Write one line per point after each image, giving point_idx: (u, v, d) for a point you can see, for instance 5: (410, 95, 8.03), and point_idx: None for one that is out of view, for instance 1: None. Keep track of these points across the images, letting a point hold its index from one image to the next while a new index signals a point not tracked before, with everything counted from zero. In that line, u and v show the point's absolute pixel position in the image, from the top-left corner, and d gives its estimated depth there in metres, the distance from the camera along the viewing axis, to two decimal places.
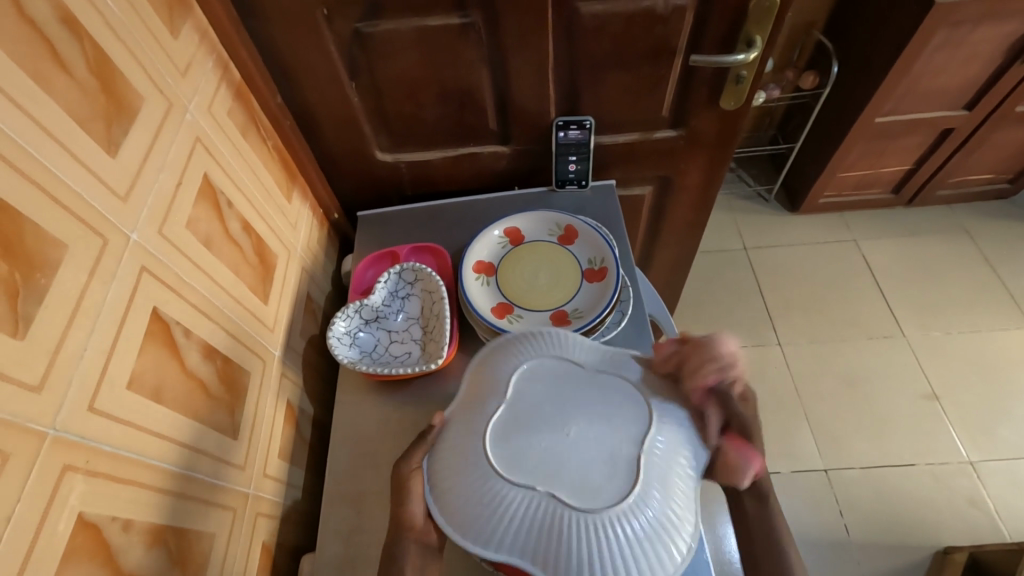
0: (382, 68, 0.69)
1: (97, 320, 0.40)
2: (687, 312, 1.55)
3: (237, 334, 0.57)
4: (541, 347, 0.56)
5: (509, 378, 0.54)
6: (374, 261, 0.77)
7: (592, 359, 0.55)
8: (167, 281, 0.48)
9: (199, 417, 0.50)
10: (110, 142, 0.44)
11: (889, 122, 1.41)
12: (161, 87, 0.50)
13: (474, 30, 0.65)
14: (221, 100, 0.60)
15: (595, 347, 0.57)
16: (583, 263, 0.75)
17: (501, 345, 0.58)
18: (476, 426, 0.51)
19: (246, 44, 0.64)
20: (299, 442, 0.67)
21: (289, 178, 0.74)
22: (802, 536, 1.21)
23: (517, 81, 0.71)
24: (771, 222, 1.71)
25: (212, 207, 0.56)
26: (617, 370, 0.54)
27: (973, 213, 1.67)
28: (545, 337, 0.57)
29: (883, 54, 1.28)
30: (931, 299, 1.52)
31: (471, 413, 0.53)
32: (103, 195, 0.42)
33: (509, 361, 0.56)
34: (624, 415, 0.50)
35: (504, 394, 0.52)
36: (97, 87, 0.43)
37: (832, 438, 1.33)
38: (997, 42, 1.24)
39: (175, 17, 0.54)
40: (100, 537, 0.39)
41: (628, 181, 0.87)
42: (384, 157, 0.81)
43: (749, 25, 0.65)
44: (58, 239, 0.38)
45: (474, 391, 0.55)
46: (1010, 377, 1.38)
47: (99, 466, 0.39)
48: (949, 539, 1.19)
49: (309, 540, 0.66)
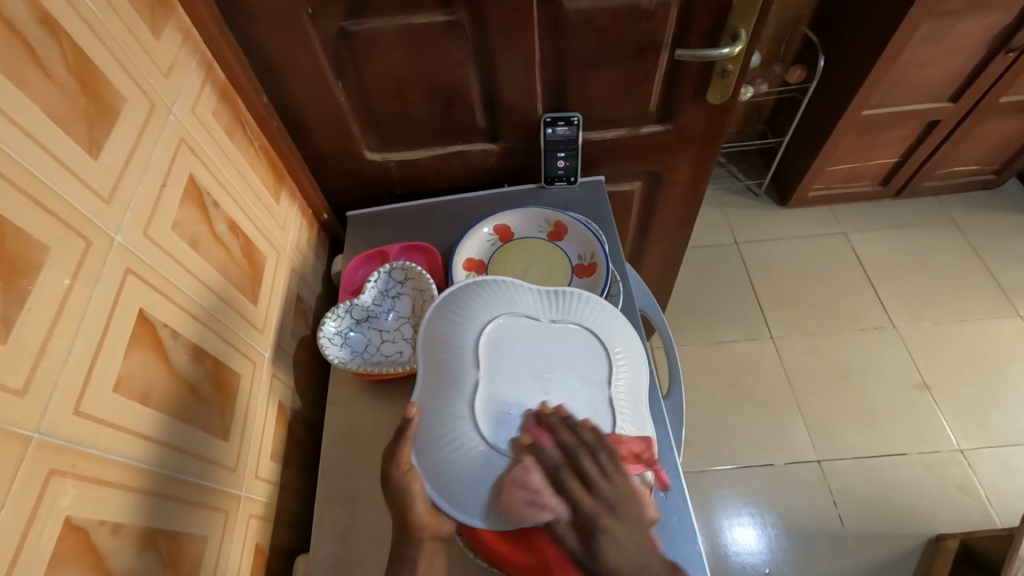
0: (368, 67, 0.69)
1: (81, 323, 0.40)
2: (679, 307, 1.56)
3: (226, 335, 0.57)
4: (493, 301, 0.58)
5: (475, 348, 0.56)
6: (364, 261, 0.77)
7: (544, 308, 0.59)
8: (153, 283, 0.48)
9: (188, 419, 0.50)
10: (92, 143, 0.44)
11: (876, 115, 1.42)
12: (143, 88, 0.50)
13: (460, 28, 0.65)
14: (206, 101, 0.59)
15: (539, 295, 0.60)
16: (572, 259, 0.75)
17: (446, 308, 0.58)
18: (461, 411, 0.52)
19: (231, 44, 0.63)
20: (292, 444, 0.67)
21: (276, 178, 0.73)
22: (796, 527, 1.22)
23: (504, 78, 0.71)
24: (762, 216, 1.72)
25: (198, 208, 0.56)
26: (567, 315, 0.59)
27: (960, 203, 1.69)
28: (492, 291, 0.59)
29: (869, 47, 1.29)
30: (920, 290, 1.54)
31: (451, 394, 0.53)
32: (86, 197, 0.42)
33: (468, 329, 0.57)
34: (585, 359, 0.56)
35: (477, 365, 0.54)
36: (77, 88, 0.43)
37: (825, 428, 1.34)
38: (980, 34, 1.26)
39: (157, 17, 0.53)
40: (88, 541, 0.38)
41: (617, 177, 0.87)
42: (373, 156, 0.81)
43: (734, 19, 0.66)
44: (40, 242, 0.38)
45: (443, 371, 0.54)
46: (998, 365, 1.40)
47: (86, 470, 0.39)
48: (940, 526, 1.20)
49: (303, 541, 0.65)
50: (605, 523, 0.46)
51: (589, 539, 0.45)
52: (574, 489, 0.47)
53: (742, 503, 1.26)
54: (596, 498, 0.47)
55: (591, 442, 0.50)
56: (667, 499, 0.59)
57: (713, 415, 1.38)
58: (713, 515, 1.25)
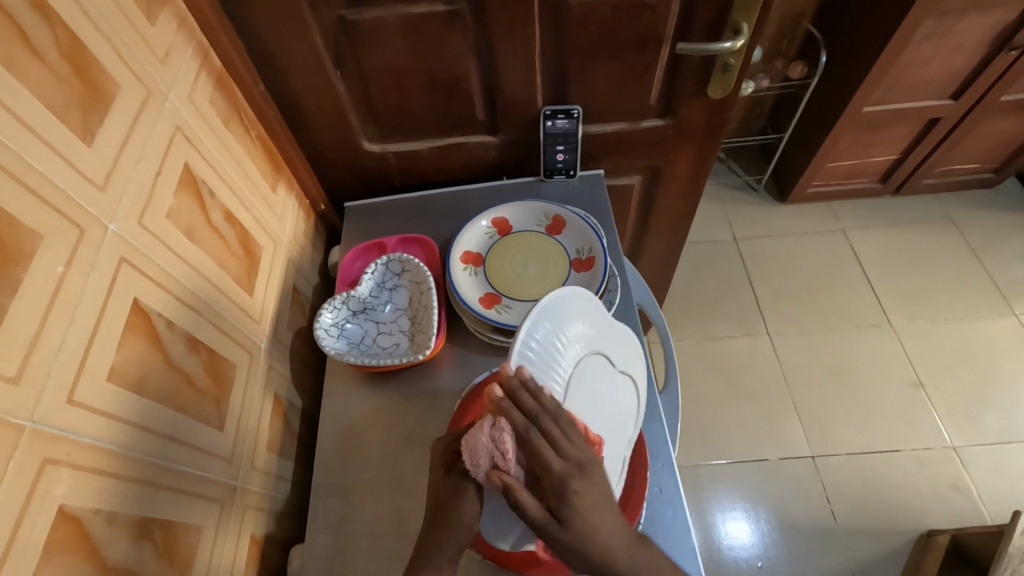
0: (366, 55, 0.68)
1: (75, 312, 0.40)
2: (676, 302, 1.56)
3: (223, 327, 0.57)
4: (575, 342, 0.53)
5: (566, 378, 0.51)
6: (361, 252, 0.77)
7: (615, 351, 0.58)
8: (148, 272, 0.47)
9: (183, 410, 0.50)
10: (87, 130, 0.43)
11: (877, 112, 1.42)
12: (138, 75, 0.49)
13: (460, 18, 0.64)
14: (202, 89, 0.59)
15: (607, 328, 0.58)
16: (571, 253, 0.75)
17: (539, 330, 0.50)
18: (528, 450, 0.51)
19: (227, 32, 0.62)
20: (289, 435, 0.67)
21: (274, 168, 0.73)
22: (789, 522, 1.23)
23: (504, 70, 0.70)
24: (761, 212, 1.71)
25: (194, 198, 0.55)
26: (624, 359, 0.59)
27: (958, 202, 1.69)
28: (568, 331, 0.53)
29: (871, 43, 1.28)
30: (918, 288, 1.54)
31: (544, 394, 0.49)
32: (81, 185, 0.41)
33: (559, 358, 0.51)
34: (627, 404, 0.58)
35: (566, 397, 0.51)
36: (71, 74, 0.43)
37: (820, 425, 1.35)
38: (983, 32, 1.25)
39: (153, 3, 0.53)
40: (82, 529, 0.38)
41: (617, 171, 0.87)
42: (371, 147, 0.80)
43: (736, 13, 0.65)
44: (34, 230, 0.38)
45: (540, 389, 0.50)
46: (991, 363, 1.41)
47: (79, 459, 0.39)
48: (931, 523, 1.21)
49: (299, 532, 0.66)
50: (576, 485, 0.43)
51: (554, 510, 0.43)
52: (544, 450, 0.43)
53: (736, 497, 1.27)
54: (565, 460, 0.43)
55: (554, 406, 0.45)
56: (662, 494, 0.59)
57: (708, 409, 1.39)
58: (707, 509, 1.26)
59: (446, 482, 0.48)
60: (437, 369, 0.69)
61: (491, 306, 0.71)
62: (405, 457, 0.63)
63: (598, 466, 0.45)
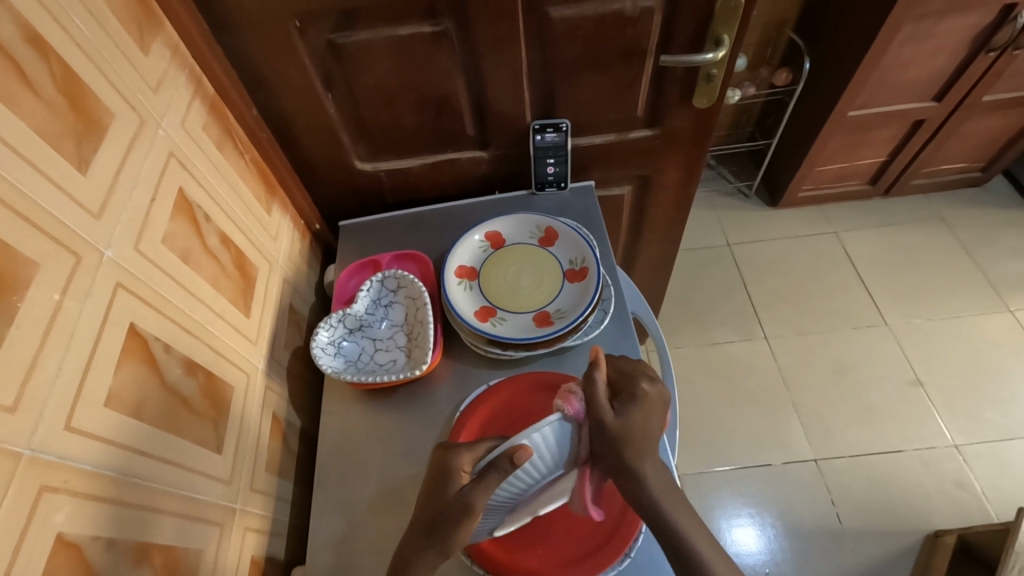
0: (358, 77, 0.69)
1: (71, 339, 0.40)
2: (672, 310, 1.56)
3: (219, 348, 0.57)
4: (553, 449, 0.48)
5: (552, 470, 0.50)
6: (357, 270, 0.78)
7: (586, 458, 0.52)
8: (144, 296, 0.48)
9: (183, 434, 0.50)
10: (81, 159, 0.44)
11: (863, 115, 1.44)
12: (132, 103, 0.50)
13: (447, 37, 0.66)
14: (195, 114, 0.60)
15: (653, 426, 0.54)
16: (564, 264, 0.75)
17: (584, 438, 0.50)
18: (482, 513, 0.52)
19: (219, 59, 0.64)
20: (288, 455, 0.67)
21: (267, 190, 0.74)
22: (793, 526, 1.23)
23: (492, 87, 0.71)
24: (754, 217, 1.73)
25: (189, 222, 0.56)
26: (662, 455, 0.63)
27: (948, 201, 1.71)
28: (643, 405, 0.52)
29: (853, 48, 1.31)
30: (912, 287, 1.55)
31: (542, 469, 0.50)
32: (75, 213, 0.42)
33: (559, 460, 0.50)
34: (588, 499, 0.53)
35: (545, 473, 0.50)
36: (64, 104, 0.43)
37: (822, 428, 1.34)
38: (962, 34, 1.28)
39: (145, 34, 0.54)
40: (80, 557, 0.38)
41: (607, 182, 0.88)
42: (364, 166, 0.81)
43: (716, 25, 0.67)
44: (30, 259, 0.38)
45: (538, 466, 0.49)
46: (990, 360, 1.41)
47: (78, 485, 0.39)
48: (938, 522, 1.21)
49: (301, 553, 0.65)
50: (642, 395, 0.52)
51: (622, 408, 0.51)
52: (653, 403, 0.52)
53: (741, 503, 1.26)
54: (652, 394, 0.53)
55: (655, 391, 0.53)
56: None
57: (710, 417, 1.38)
58: (711, 516, 1.25)
59: (454, 499, 0.48)
60: (435, 383, 0.69)
61: (486, 319, 0.72)
62: (405, 471, 0.63)
63: (653, 428, 0.51)
